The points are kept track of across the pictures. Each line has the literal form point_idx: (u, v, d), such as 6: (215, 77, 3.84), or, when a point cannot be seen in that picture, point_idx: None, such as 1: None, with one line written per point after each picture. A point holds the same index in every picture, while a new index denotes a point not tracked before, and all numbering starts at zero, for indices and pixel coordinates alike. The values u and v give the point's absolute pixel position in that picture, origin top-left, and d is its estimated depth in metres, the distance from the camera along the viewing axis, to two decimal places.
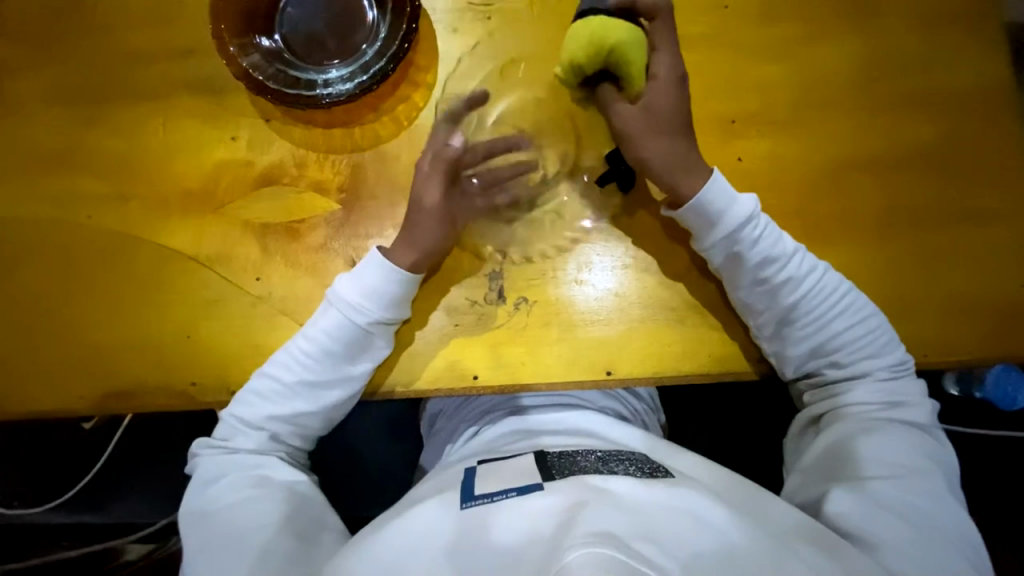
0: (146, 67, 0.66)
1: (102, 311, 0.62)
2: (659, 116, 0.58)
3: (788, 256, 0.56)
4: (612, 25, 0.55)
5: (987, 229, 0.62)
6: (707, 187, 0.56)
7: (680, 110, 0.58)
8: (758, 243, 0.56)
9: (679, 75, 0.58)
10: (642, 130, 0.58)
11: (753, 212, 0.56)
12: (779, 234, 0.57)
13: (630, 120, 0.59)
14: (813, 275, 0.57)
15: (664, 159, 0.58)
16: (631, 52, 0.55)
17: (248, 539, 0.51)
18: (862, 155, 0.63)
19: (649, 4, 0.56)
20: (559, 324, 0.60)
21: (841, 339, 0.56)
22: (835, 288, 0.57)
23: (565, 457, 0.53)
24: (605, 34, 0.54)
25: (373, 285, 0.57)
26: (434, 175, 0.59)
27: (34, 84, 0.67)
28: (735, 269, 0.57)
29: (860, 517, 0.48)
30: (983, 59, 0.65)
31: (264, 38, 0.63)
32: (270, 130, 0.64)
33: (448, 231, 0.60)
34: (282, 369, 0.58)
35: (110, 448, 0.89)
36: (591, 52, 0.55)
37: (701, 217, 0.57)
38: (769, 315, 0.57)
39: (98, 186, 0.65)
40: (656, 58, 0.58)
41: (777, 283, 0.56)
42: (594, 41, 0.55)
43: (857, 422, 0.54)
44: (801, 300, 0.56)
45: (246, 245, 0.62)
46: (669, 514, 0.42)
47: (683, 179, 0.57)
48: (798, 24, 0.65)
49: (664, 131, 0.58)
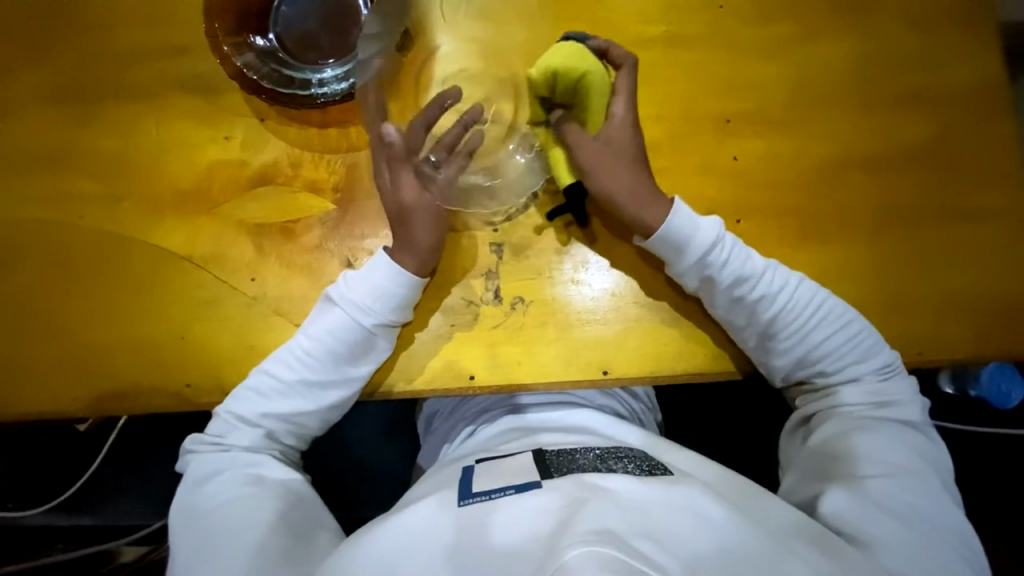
0: (140, 66, 0.66)
1: (96, 311, 0.62)
2: (618, 154, 0.58)
3: (761, 273, 0.57)
4: (587, 56, 0.57)
5: (982, 227, 0.62)
6: (673, 212, 0.57)
7: (636, 149, 0.59)
8: (728, 262, 0.56)
9: (635, 119, 0.59)
10: (601, 164, 0.58)
11: (718, 235, 0.57)
12: (748, 252, 0.57)
13: (591, 153, 0.58)
14: (786, 290, 0.57)
15: (627, 191, 0.58)
16: (596, 90, 0.58)
17: (242, 539, 0.50)
18: (858, 154, 0.63)
19: (618, 54, 0.59)
20: (555, 324, 0.60)
21: (824, 349, 0.56)
22: (813, 299, 0.57)
23: (563, 455, 0.53)
24: (581, 60, 0.56)
25: (382, 286, 0.57)
26: (397, 177, 0.58)
27: (27, 83, 0.67)
28: (712, 289, 0.57)
29: (857, 518, 0.48)
30: (976, 58, 0.65)
31: (258, 37, 0.63)
32: (264, 129, 0.64)
33: (439, 228, 0.59)
34: (265, 383, 0.57)
35: (103, 451, 0.89)
36: (568, 73, 0.56)
37: (669, 247, 0.57)
38: (751, 330, 0.57)
39: (92, 185, 0.64)
40: (616, 99, 0.59)
41: (752, 301, 0.56)
42: (573, 64, 0.56)
43: (851, 423, 0.54)
44: (781, 314, 0.56)
45: (240, 246, 0.62)
46: (669, 512, 0.42)
47: (646, 211, 0.58)
48: (793, 23, 0.66)
49: (623, 165, 0.58)
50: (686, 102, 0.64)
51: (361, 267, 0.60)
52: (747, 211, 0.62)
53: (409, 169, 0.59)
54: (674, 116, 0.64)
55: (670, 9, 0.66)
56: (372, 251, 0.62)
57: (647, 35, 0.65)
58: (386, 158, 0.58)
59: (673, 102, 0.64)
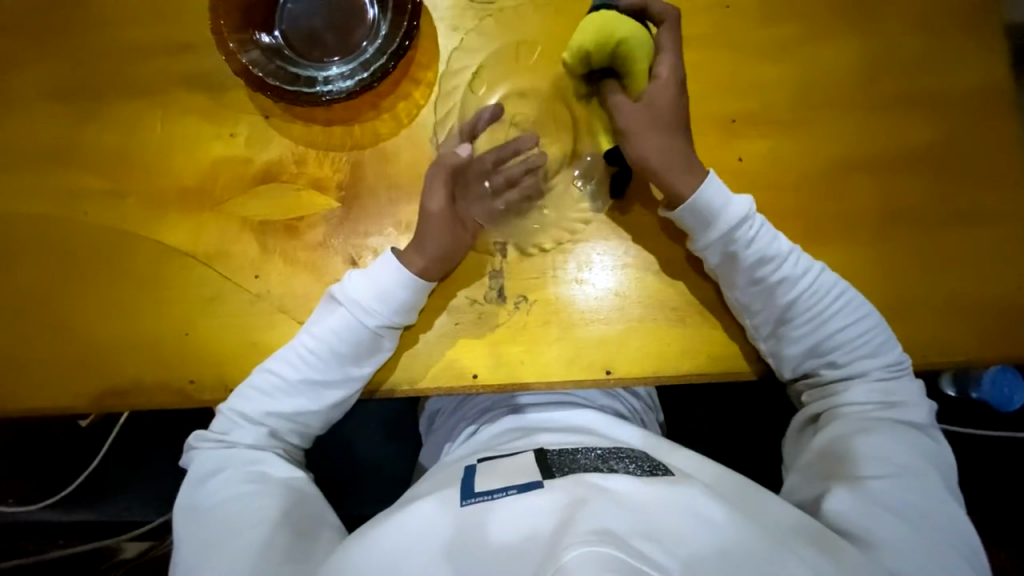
0: (145, 62, 0.65)
1: (99, 307, 0.62)
2: (659, 115, 0.58)
3: (784, 256, 0.57)
4: (621, 20, 0.54)
5: (985, 230, 0.62)
6: (702, 187, 0.56)
7: (678, 111, 0.58)
8: (751, 243, 0.56)
9: (680, 79, 0.58)
10: (641, 128, 0.58)
11: (747, 211, 0.56)
12: (775, 234, 0.57)
13: (631, 117, 0.58)
14: (808, 275, 0.57)
15: (663, 159, 0.57)
16: (637, 50, 0.56)
17: (243, 537, 0.50)
18: (863, 155, 0.63)
19: (659, 10, 0.58)
20: (559, 323, 0.60)
21: (840, 338, 0.56)
22: (832, 287, 0.57)
23: (565, 455, 0.53)
24: (615, 25, 0.54)
25: (387, 288, 0.57)
26: (433, 180, 0.59)
27: (32, 78, 0.67)
28: (732, 269, 0.57)
29: (859, 516, 0.48)
30: (981, 60, 0.65)
31: (263, 34, 0.63)
32: (268, 127, 0.64)
33: (451, 239, 0.59)
34: (282, 363, 0.57)
35: (104, 449, 0.88)
36: (600, 44, 0.55)
37: (697, 218, 0.57)
38: (766, 315, 0.57)
39: (96, 181, 0.64)
40: (660, 59, 0.58)
41: (772, 283, 0.56)
42: (603, 33, 0.54)
43: (857, 422, 0.54)
44: (800, 298, 0.56)
45: (244, 243, 0.62)
46: (671, 511, 0.42)
47: (679, 178, 0.57)
48: (798, 23, 0.65)
49: (662, 130, 0.58)
50: (691, 102, 0.64)
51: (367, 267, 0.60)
52: None
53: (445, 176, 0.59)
54: None
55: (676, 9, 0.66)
56: (377, 249, 0.61)
57: None
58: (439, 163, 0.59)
59: None
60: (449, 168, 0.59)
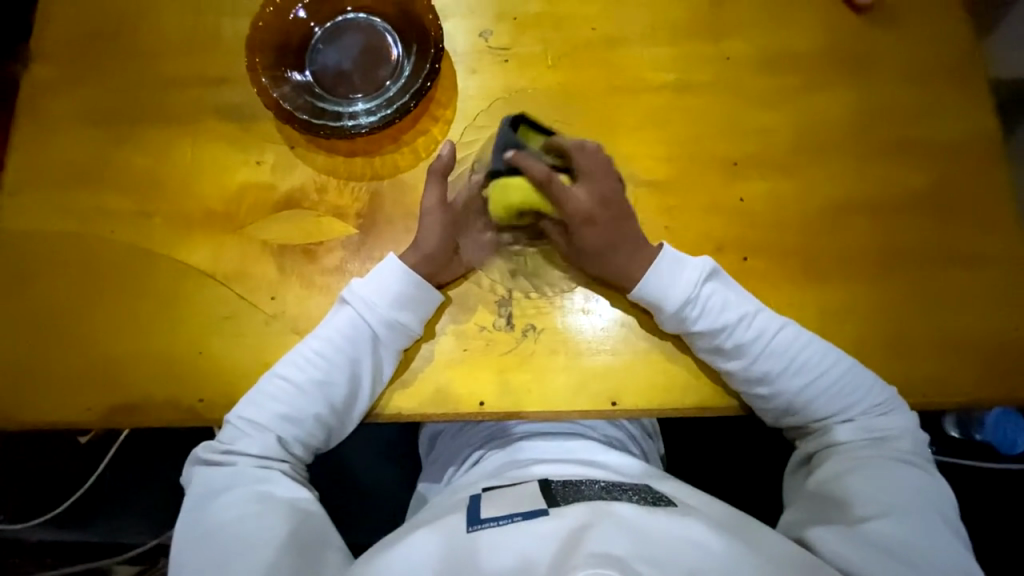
0: (178, 92, 0.69)
1: (118, 323, 0.64)
2: (592, 250, 0.62)
3: (736, 324, 0.59)
4: (505, 192, 0.60)
5: (977, 271, 0.64)
6: (650, 270, 0.60)
7: (610, 236, 0.61)
8: (701, 318, 0.59)
9: (592, 209, 0.61)
10: (586, 258, 0.62)
11: (699, 279, 0.60)
12: (738, 291, 0.61)
13: (575, 254, 0.63)
14: (763, 337, 0.59)
15: (615, 271, 0.62)
16: (533, 198, 0.60)
17: (250, 557, 0.51)
18: (859, 198, 0.66)
19: (536, 168, 0.59)
20: (565, 352, 0.62)
21: (811, 392, 0.58)
22: (794, 342, 0.59)
23: (570, 486, 0.54)
24: (506, 198, 0.60)
25: (394, 288, 0.61)
26: (428, 180, 0.63)
27: (69, 104, 0.70)
28: (690, 338, 0.61)
29: (855, 555, 0.49)
30: (969, 111, 0.69)
31: (295, 72, 0.67)
32: (293, 156, 0.67)
33: (445, 236, 0.62)
34: (262, 403, 0.59)
35: (102, 465, 0.86)
36: (505, 211, 0.62)
37: (667, 275, 0.60)
38: (733, 380, 0.60)
39: (123, 202, 0.67)
40: (565, 205, 0.60)
41: (750, 339, 0.59)
42: (502, 206, 0.61)
43: (848, 462, 0.56)
44: (764, 360, 0.59)
45: (263, 263, 0.64)
46: (672, 541, 0.44)
47: (629, 268, 0.61)
48: (797, 75, 0.69)
49: (602, 255, 0.61)
50: (694, 145, 0.67)
51: (366, 275, 0.62)
52: (752, 249, 0.64)
53: (440, 181, 0.62)
54: (682, 158, 0.67)
55: (679, 60, 0.70)
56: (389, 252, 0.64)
57: (656, 82, 0.69)
58: (434, 169, 0.62)
59: (681, 146, 0.67)
60: (442, 171, 0.62)
